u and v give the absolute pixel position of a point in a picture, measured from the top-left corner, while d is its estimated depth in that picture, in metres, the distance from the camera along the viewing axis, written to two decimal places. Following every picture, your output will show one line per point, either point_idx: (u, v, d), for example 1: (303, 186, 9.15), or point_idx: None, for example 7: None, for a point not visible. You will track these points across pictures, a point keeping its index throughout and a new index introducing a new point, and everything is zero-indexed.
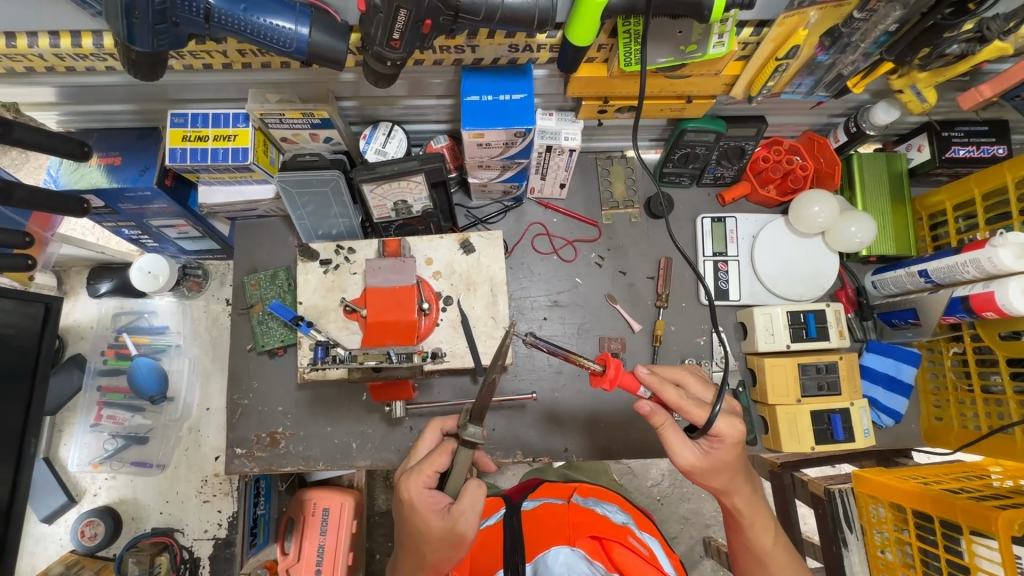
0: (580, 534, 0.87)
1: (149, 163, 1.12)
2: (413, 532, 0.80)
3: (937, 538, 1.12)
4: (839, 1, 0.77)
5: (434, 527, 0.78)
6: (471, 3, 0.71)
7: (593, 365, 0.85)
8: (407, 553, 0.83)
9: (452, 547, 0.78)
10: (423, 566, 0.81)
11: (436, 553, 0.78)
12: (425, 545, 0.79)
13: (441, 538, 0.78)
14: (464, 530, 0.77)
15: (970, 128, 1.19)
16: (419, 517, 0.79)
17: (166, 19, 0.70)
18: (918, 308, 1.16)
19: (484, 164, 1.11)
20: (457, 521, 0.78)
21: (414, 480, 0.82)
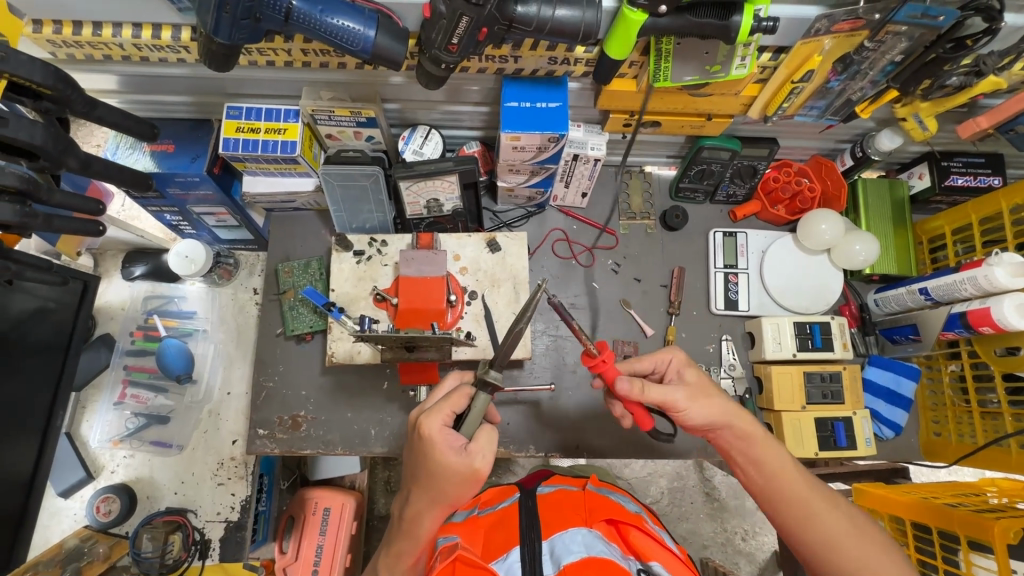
0: (596, 517, 0.90)
1: (201, 151, 1.19)
2: (430, 469, 0.82)
3: (935, 550, 1.16)
4: (852, 31, 0.85)
5: (451, 464, 0.82)
6: (524, 15, 0.79)
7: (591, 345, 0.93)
8: (419, 492, 0.85)
9: (468, 483, 0.83)
10: (435, 503, 0.84)
11: (455, 488, 0.83)
12: (442, 481, 0.82)
13: (458, 474, 0.82)
14: (479, 467, 0.82)
15: (967, 159, 1.27)
16: (437, 454, 0.82)
17: (250, 16, 0.78)
18: (918, 323, 1.23)
19: (514, 168, 1.19)
20: (474, 459, 0.82)
21: (434, 418, 0.84)
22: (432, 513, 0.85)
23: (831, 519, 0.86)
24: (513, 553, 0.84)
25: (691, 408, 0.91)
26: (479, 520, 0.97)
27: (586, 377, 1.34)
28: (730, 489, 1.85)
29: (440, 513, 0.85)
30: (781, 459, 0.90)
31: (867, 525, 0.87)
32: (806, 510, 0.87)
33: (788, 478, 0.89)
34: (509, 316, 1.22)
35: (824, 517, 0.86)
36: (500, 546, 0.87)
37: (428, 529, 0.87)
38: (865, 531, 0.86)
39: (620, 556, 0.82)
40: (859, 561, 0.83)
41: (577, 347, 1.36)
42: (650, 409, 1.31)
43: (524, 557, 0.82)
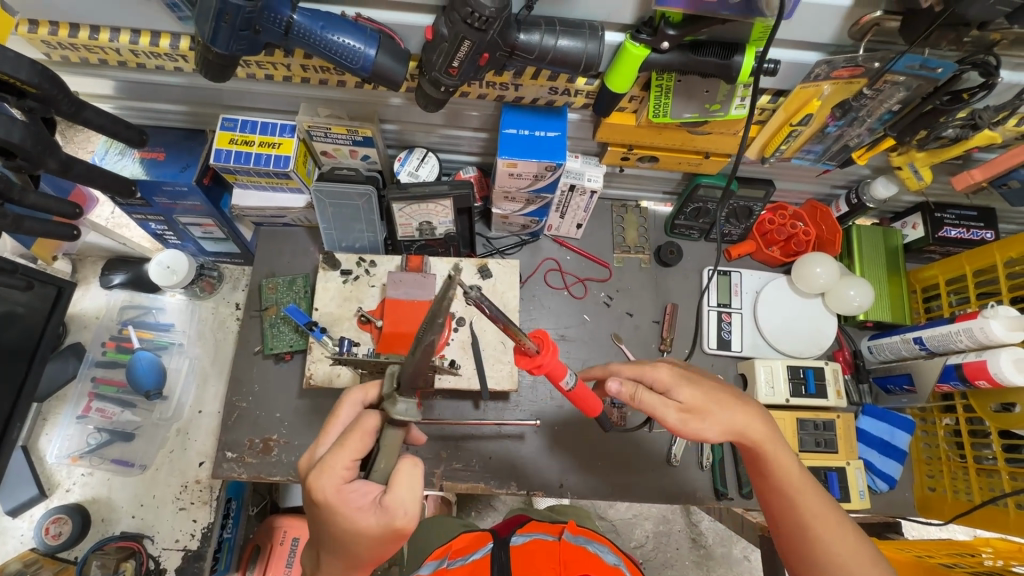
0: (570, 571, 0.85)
1: (191, 162, 1.16)
2: (337, 535, 0.70)
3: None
4: (851, 78, 0.85)
5: (367, 526, 0.69)
6: (526, 43, 0.78)
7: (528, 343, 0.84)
8: (331, 555, 0.73)
9: (392, 540, 0.71)
10: (352, 566, 0.74)
11: (374, 549, 0.71)
12: (357, 545, 0.70)
13: (374, 536, 0.70)
14: (401, 525, 0.70)
15: (959, 212, 1.28)
16: (344, 519, 0.69)
17: (249, 28, 0.77)
18: (913, 373, 1.20)
19: (510, 195, 1.18)
20: (393, 516, 0.70)
21: (330, 476, 0.70)
22: (350, 575, 0.75)
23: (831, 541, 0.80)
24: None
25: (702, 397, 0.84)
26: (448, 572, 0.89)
27: (574, 412, 1.29)
28: (717, 536, 1.79)
29: (360, 572, 0.75)
30: (795, 473, 0.83)
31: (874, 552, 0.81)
32: (812, 527, 0.81)
33: (799, 494, 0.83)
34: (497, 345, 1.19)
35: (826, 537, 0.81)
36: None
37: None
38: (869, 558, 0.80)
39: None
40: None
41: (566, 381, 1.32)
42: (639, 449, 1.27)
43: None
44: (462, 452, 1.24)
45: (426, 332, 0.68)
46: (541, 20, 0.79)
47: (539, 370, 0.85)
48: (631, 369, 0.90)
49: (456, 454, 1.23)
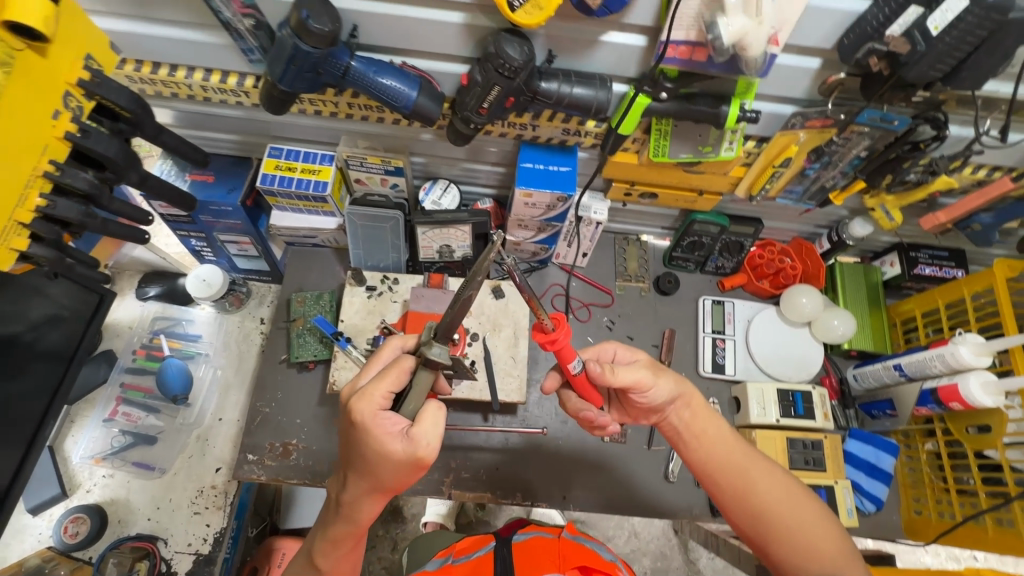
0: (568, 564, 0.92)
1: (237, 185, 1.29)
2: (367, 456, 0.79)
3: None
4: (823, 127, 0.99)
5: (394, 451, 0.78)
6: (547, 89, 0.92)
7: (546, 321, 0.83)
8: (356, 478, 0.82)
9: (412, 469, 0.79)
10: (374, 489, 0.82)
11: (395, 475, 0.79)
12: (381, 468, 0.79)
13: (400, 461, 0.78)
14: (422, 455, 0.78)
15: (931, 252, 1.40)
16: (376, 442, 0.77)
17: (313, 70, 0.92)
18: (894, 398, 1.30)
19: (523, 223, 1.30)
20: (418, 446, 0.78)
21: (368, 402, 0.79)
22: (371, 498, 0.83)
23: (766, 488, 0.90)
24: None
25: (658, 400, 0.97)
26: (453, 568, 0.97)
27: (578, 428, 1.37)
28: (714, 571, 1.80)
29: (381, 496, 0.84)
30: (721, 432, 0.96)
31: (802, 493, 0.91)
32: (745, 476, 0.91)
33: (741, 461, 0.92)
34: (507, 360, 1.28)
35: (760, 482, 0.90)
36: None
37: (367, 516, 0.85)
38: (798, 498, 0.90)
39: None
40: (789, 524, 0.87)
41: None
42: (637, 465, 1.34)
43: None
44: (471, 462, 1.31)
45: (466, 285, 0.72)
46: (559, 71, 0.93)
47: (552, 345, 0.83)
48: (623, 350, 1.03)
49: (465, 464, 1.30)
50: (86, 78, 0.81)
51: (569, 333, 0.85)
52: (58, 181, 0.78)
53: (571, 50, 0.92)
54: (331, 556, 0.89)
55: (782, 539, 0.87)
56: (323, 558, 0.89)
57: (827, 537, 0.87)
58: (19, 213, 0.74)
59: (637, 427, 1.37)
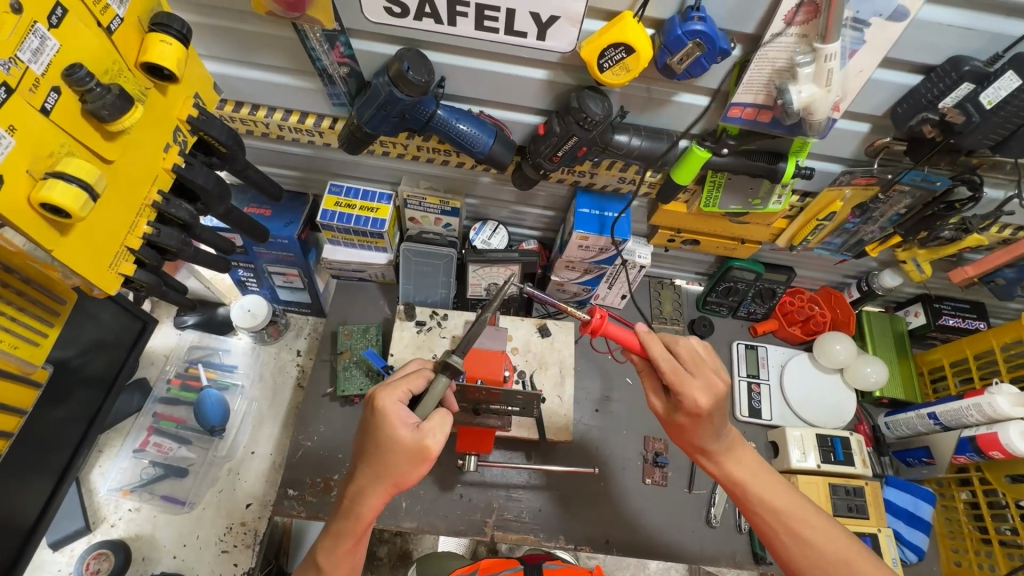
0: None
1: (294, 218, 1.31)
2: (380, 444, 0.85)
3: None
4: (868, 185, 1.06)
5: (403, 439, 0.84)
6: (619, 142, 0.99)
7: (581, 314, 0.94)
8: (366, 467, 0.87)
9: (417, 461, 0.85)
10: (380, 481, 0.86)
11: (400, 465, 0.85)
12: (390, 456, 0.85)
13: (406, 449, 0.84)
14: (429, 446, 0.85)
15: (954, 304, 1.47)
16: (391, 428, 0.85)
17: (399, 116, 0.97)
18: (931, 446, 1.33)
19: (571, 264, 1.35)
20: (425, 437, 0.85)
21: (390, 394, 0.88)
22: (375, 492, 0.87)
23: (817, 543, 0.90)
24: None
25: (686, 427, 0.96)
26: None
27: (619, 469, 1.36)
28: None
29: (382, 492, 0.87)
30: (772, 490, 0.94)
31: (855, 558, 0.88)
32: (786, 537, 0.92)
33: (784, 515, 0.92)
34: (554, 398, 1.30)
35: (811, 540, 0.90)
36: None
37: (371, 509, 0.87)
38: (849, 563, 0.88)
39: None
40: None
41: (610, 440, 1.40)
42: (678, 509, 1.34)
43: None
44: (513, 502, 1.29)
45: (493, 301, 0.96)
46: (630, 126, 1.00)
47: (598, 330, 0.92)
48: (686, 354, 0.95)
49: (507, 504, 1.29)
50: (195, 114, 0.85)
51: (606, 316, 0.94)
52: (163, 210, 0.81)
53: (641, 107, 0.99)
54: (333, 554, 0.89)
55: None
56: (326, 557, 0.90)
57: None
58: (130, 239, 0.75)
59: (677, 469, 1.38)
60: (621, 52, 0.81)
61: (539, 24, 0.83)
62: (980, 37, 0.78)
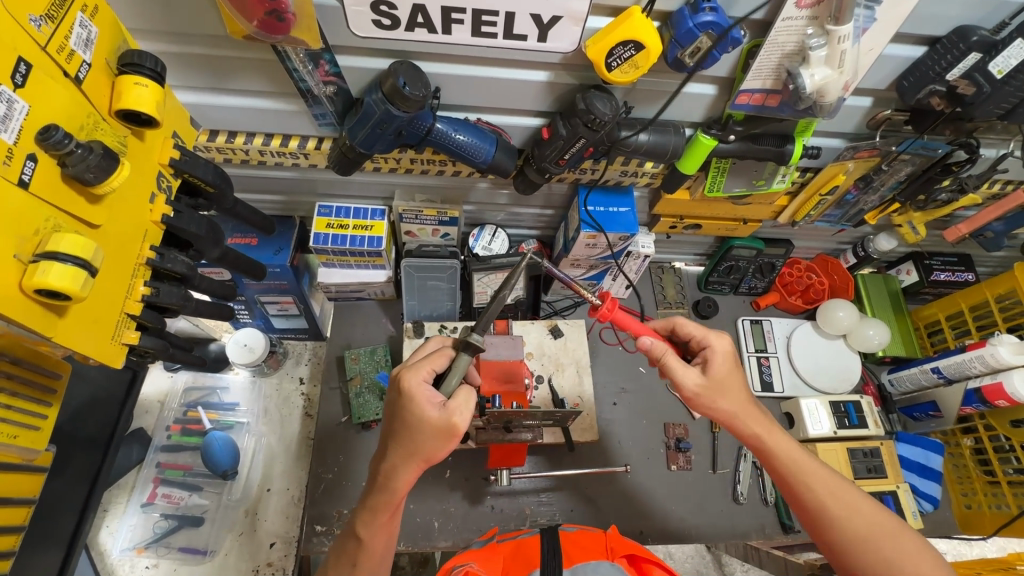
0: (617, 554, 0.94)
1: (283, 244, 1.23)
2: (406, 422, 0.80)
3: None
4: (870, 157, 1.07)
5: (429, 417, 0.79)
6: (627, 139, 0.95)
7: (593, 296, 0.91)
8: (394, 445, 0.81)
9: (444, 438, 0.79)
10: (410, 459, 0.79)
11: (428, 442, 0.79)
12: (416, 434, 0.79)
13: (433, 427, 0.79)
14: (457, 422, 0.78)
15: (943, 258, 1.51)
16: (415, 406, 0.79)
17: (395, 134, 0.92)
18: (936, 400, 1.37)
19: (577, 262, 1.32)
20: (452, 414, 0.79)
21: (414, 373, 0.82)
22: (407, 468, 0.80)
23: (856, 518, 0.78)
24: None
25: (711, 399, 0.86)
26: (498, 545, 1.01)
27: (645, 460, 1.37)
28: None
29: (415, 469, 0.80)
30: (795, 450, 0.84)
31: (895, 520, 0.78)
32: (824, 506, 0.79)
33: (804, 470, 0.82)
34: (574, 399, 1.29)
35: (846, 514, 0.78)
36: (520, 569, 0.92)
37: (403, 484, 0.80)
38: (895, 527, 0.77)
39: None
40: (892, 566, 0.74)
41: (631, 431, 1.40)
42: (706, 491, 1.35)
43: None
44: (545, 506, 1.29)
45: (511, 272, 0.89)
46: (636, 121, 0.97)
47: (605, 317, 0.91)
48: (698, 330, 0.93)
49: (540, 510, 1.28)
50: (177, 156, 0.78)
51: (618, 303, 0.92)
52: (158, 267, 0.74)
53: (646, 101, 0.96)
54: (369, 526, 0.82)
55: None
56: (363, 528, 0.82)
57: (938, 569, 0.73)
58: (129, 304, 0.69)
59: (699, 452, 1.40)
60: (631, 49, 0.77)
61: (540, 25, 0.78)
62: (986, 6, 0.77)
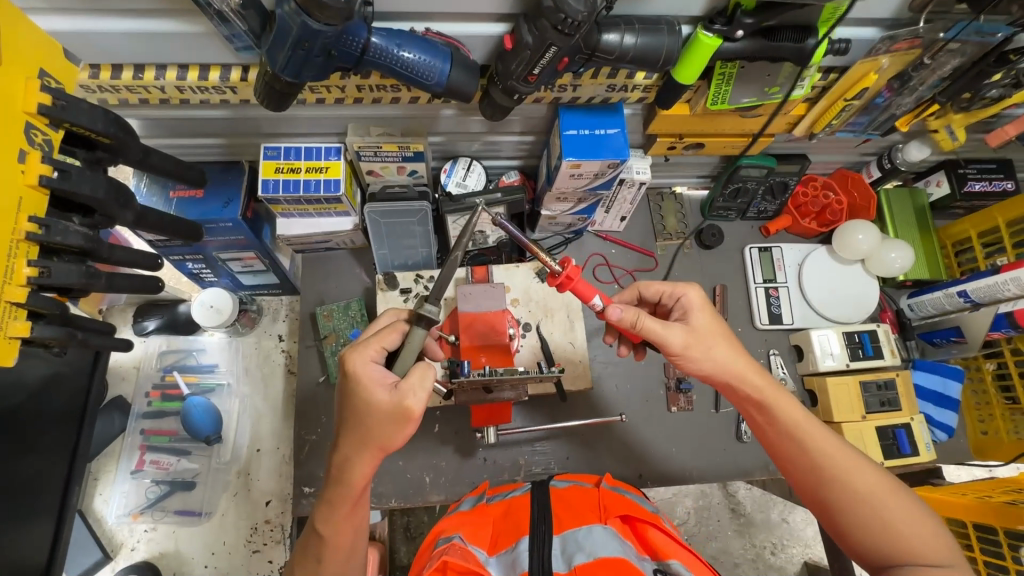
0: (610, 514, 0.88)
1: (233, 195, 1.08)
2: (356, 409, 0.76)
3: (1004, 550, 1.05)
4: (909, 49, 0.88)
5: (379, 401, 0.75)
6: (608, 44, 0.78)
7: (552, 262, 0.84)
8: (346, 434, 0.78)
9: (399, 423, 0.75)
10: (364, 447, 0.76)
11: (381, 429, 0.75)
12: (368, 420, 0.75)
13: (385, 412, 0.74)
14: (410, 407, 0.74)
15: (980, 166, 1.33)
16: (364, 390, 0.75)
17: (324, 54, 0.74)
18: (961, 325, 1.26)
19: (563, 195, 1.17)
20: (405, 397, 0.74)
21: (360, 354, 0.78)
22: (362, 457, 0.77)
23: (859, 478, 0.77)
24: (521, 542, 0.83)
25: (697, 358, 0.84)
26: (488, 508, 0.97)
27: (643, 402, 1.31)
28: (755, 503, 1.64)
29: (371, 458, 0.77)
30: (798, 408, 0.83)
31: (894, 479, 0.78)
32: (825, 465, 0.79)
33: (807, 428, 0.81)
34: (566, 346, 1.20)
35: (849, 472, 0.78)
36: (508, 536, 0.87)
37: (361, 476, 0.78)
38: (891, 486, 0.77)
39: (633, 552, 0.80)
40: (888, 526, 0.75)
41: (629, 373, 1.33)
42: (708, 431, 1.29)
43: (534, 546, 0.80)
44: (540, 455, 1.24)
45: (459, 241, 0.81)
46: (620, 19, 0.78)
47: (566, 286, 0.84)
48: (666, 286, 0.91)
49: (534, 459, 1.24)
50: (47, 103, 0.64)
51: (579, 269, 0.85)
52: (46, 242, 0.64)
53: None
54: (330, 521, 0.80)
55: (891, 556, 0.75)
56: (324, 524, 0.80)
57: (930, 529, 0.75)
58: (11, 291, 0.61)
59: (700, 391, 1.32)
60: None
61: None
62: None
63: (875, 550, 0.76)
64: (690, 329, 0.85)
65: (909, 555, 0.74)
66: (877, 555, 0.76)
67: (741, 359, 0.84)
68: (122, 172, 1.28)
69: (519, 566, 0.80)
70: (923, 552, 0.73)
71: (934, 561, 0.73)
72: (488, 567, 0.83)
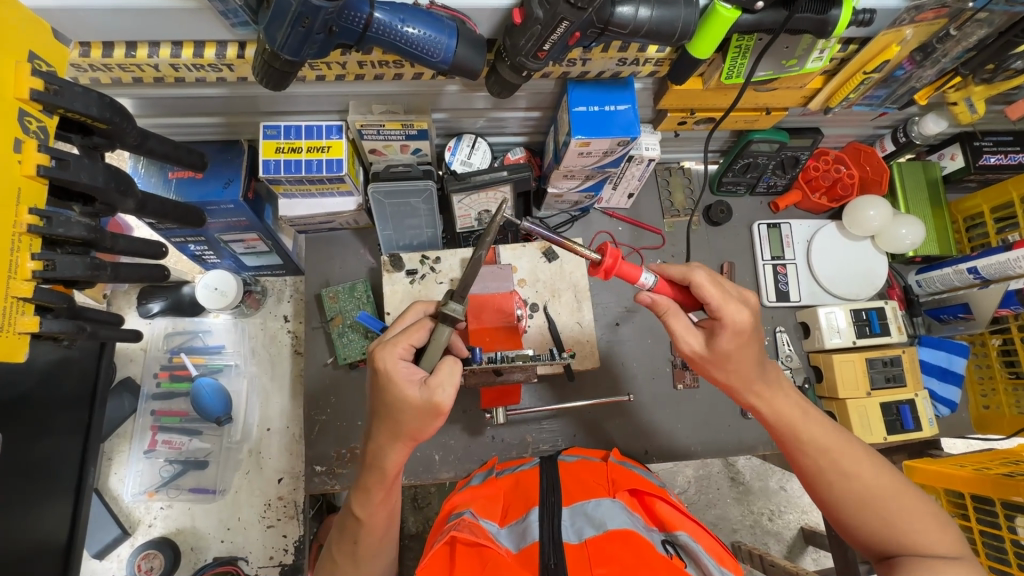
0: (619, 488, 0.89)
1: (234, 175, 1.06)
2: (389, 405, 0.77)
3: (1000, 520, 1.07)
4: (935, 19, 0.85)
5: (410, 398, 0.75)
6: (622, 17, 0.74)
7: (592, 253, 0.82)
8: (380, 425, 0.79)
9: (429, 418, 0.76)
10: (396, 438, 0.78)
11: (412, 422, 0.76)
12: (399, 415, 0.76)
13: (416, 408, 0.75)
14: (440, 402, 0.75)
15: (997, 138, 1.28)
16: (394, 388, 0.76)
17: (326, 31, 0.70)
18: (969, 302, 1.25)
19: (570, 173, 1.15)
20: (434, 393, 0.75)
21: (389, 351, 0.78)
22: (395, 448, 0.78)
23: (865, 478, 0.79)
24: (531, 513, 0.85)
25: (717, 364, 0.84)
26: (497, 480, 0.98)
27: (652, 379, 1.32)
28: (754, 472, 1.68)
29: (403, 448, 0.78)
30: (800, 412, 0.84)
31: (899, 479, 0.80)
32: (825, 467, 0.81)
33: (807, 434, 0.82)
34: (573, 326, 1.19)
35: (852, 471, 0.80)
36: (518, 509, 0.89)
37: (394, 463, 0.79)
38: (898, 486, 0.79)
39: (642, 524, 0.82)
40: (892, 523, 0.77)
41: (636, 350, 1.33)
42: (713, 408, 1.31)
43: (544, 516, 0.82)
44: (547, 433, 1.26)
45: (487, 234, 0.78)
46: None
47: (611, 273, 0.82)
48: (715, 298, 0.79)
49: (542, 437, 1.25)
50: (39, 88, 0.64)
51: (620, 254, 0.83)
52: (48, 233, 0.65)
53: None
54: (366, 506, 0.82)
55: (892, 548, 0.77)
56: (361, 508, 0.82)
57: (935, 527, 0.76)
58: (16, 287, 0.63)
59: None
60: None
61: None
62: None
63: (877, 544, 0.79)
64: (713, 345, 0.83)
65: (911, 548, 0.76)
66: (880, 548, 0.79)
67: (760, 372, 0.84)
68: (118, 158, 1.34)
69: (529, 536, 0.81)
70: (926, 545, 0.75)
71: (940, 555, 0.74)
72: (499, 538, 0.84)
